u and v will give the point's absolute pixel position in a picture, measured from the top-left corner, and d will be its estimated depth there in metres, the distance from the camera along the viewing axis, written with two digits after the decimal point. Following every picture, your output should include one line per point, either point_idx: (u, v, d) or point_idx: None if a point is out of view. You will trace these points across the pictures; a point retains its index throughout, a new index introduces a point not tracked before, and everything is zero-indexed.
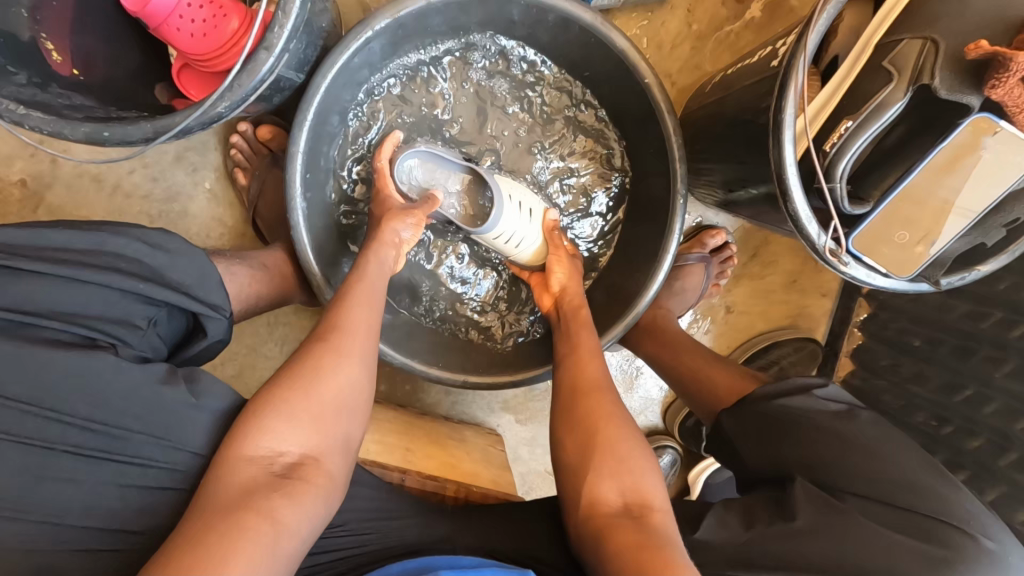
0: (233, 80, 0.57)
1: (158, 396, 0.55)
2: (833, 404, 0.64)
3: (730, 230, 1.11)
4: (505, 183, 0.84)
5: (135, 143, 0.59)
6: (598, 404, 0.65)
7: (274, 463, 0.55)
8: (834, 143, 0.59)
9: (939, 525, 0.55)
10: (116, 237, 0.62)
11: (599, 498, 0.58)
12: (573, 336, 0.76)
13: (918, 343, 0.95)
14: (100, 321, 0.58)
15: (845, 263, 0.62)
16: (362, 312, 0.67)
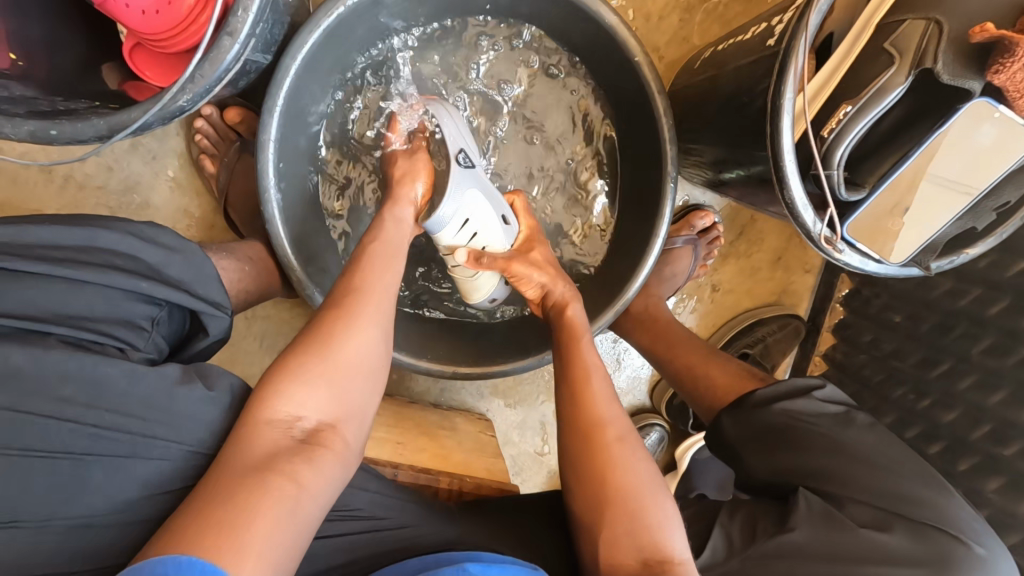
0: (194, 70, 0.53)
1: (174, 406, 0.49)
2: (830, 406, 0.69)
3: (717, 209, 1.10)
4: (472, 198, 0.73)
5: (88, 141, 0.55)
6: (606, 454, 0.61)
7: (293, 429, 0.52)
8: (832, 128, 0.57)
9: (933, 532, 0.58)
10: (107, 230, 0.54)
11: (617, 558, 0.57)
12: (563, 360, 0.70)
13: (900, 319, 0.98)
14: (102, 324, 0.52)
15: (839, 250, 0.61)
16: (378, 268, 0.64)
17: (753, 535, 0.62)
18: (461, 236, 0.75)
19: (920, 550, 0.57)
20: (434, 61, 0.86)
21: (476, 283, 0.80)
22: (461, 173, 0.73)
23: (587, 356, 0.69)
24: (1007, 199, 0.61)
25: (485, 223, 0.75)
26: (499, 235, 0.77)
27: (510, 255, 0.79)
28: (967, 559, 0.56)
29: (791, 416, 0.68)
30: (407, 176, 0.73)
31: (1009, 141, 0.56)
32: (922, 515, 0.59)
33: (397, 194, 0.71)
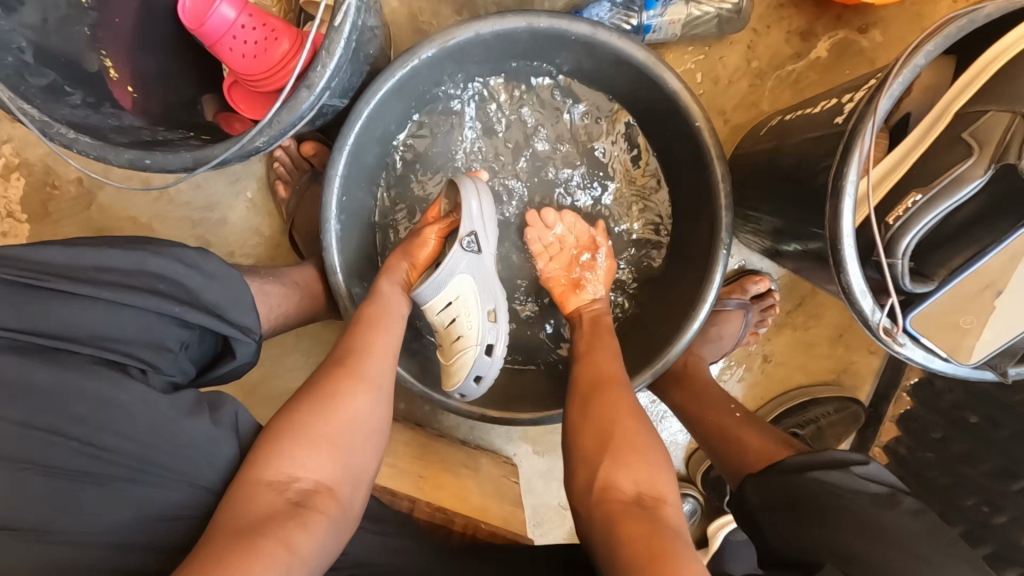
0: (273, 116, 0.58)
1: (184, 431, 0.52)
2: (873, 484, 0.66)
3: (775, 276, 1.05)
4: (460, 285, 0.76)
5: (175, 170, 0.61)
6: (621, 400, 0.65)
7: (289, 491, 0.54)
8: (899, 216, 0.54)
9: None
10: (151, 256, 0.57)
11: (613, 483, 0.58)
12: (590, 346, 0.75)
13: (976, 420, 0.89)
14: (134, 346, 0.54)
15: (900, 342, 0.57)
16: (384, 335, 0.68)
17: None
18: (443, 313, 0.77)
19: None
20: (496, 109, 0.88)
21: (450, 373, 0.80)
22: (458, 258, 0.75)
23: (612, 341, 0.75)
24: None
25: (467, 314, 0.77)
26: (479, 334, 0.77)
27: (483, 360, 0.78)
28: None
29: (827, 487, 0.66)
30: (415, 245, 0.78)
31: None
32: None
33: (390, 262, 0.78)
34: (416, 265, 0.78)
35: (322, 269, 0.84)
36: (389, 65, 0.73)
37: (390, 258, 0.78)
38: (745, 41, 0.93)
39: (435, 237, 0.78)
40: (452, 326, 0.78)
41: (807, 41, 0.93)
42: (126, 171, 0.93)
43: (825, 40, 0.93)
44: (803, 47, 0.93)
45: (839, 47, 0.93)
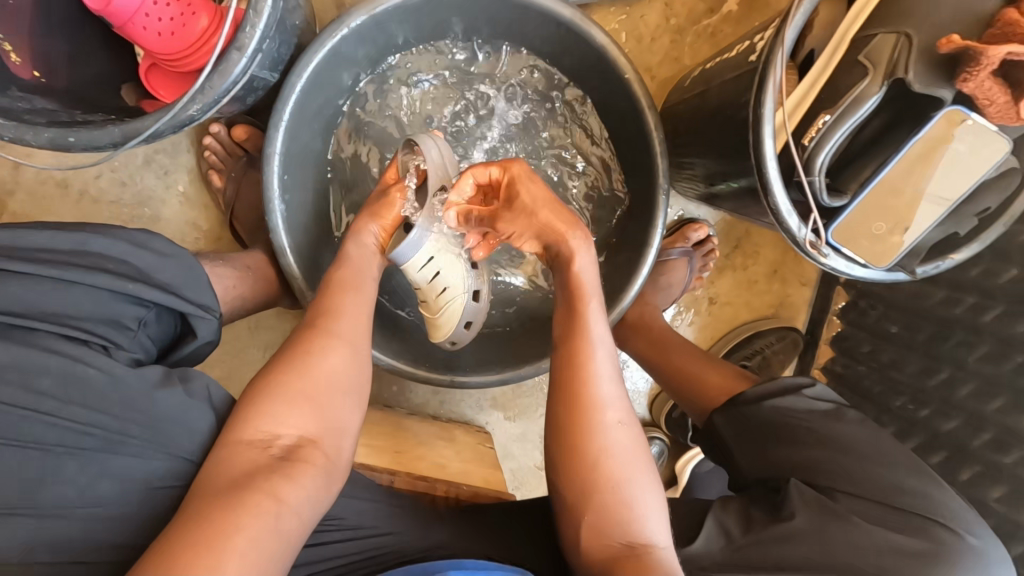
0: (204, 81, 0.56)
1: (155, 403, 0.52)
2: (820, 403, 0.72)
3: (712, 222, 1.12)
4: (437, 241, 0.76)
5: (103, 147, 0.58)
6: (600, 434, 0.61)
7: (273, 446, 0.54)
8: (812, 137, 0.60)
9: (928, 522, 0.60)
10: (98, 237, 0.57)
11: (603, 538, 0.60)
12: (566, 322, 0.66)
13: (897, 329, 0.99)
14: (90, 324, 0.54)
15: (823, 254, 0.63)
16: (355, 294, 0.68)
17: (750, 526, 0.64)
18: (426, 270, 0.77)
19: (914, 544, 0.58)
20: (428, 85, 0.90)
21: (442, 326, 0.83)
22: (431, 214, 0.74)
23: (596, 327, 0.66)
24: (987, 205, 0.64)
25: (449, 267, 0.78)
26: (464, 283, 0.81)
27: (472, 306, 0.83)
28: (959, 547, 0.58)
29: (781, 410, 0.71)
30: (381, 208, 0.75)
31: (981, 148, 0.58)
32: (913, 505, 0.61)
33: (357, 225, 0.75)
34: (385, 225, 0.75)
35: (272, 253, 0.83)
36: (318, 34, 0.72)
37: (357, 220, 0.75)
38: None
39: (402, 197, 0.75)
40: (436, 281, 0.78)
41: None
42: (38, 174, 0.87)
43: None
44: (715, 2, 0.98)
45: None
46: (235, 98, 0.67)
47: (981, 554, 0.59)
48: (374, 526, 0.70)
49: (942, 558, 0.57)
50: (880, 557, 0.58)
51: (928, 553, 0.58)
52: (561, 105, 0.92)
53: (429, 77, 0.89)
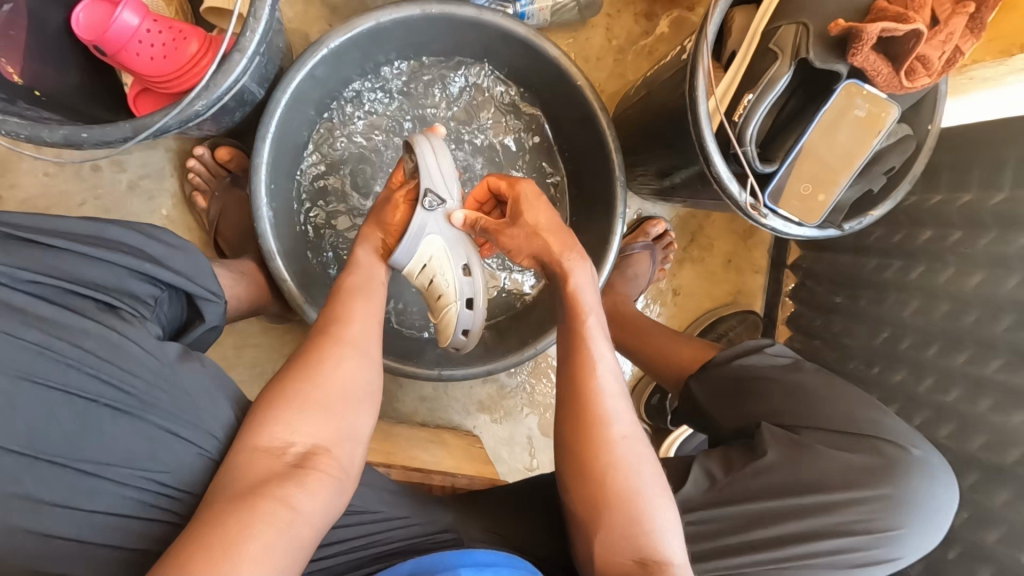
0: (210, 80, 0.62)
1: (180, 371, 0.56)
2: (779, 358, 0.76)
3: (668, 219, 1.22)
4: (430, 246, 0.79)
5: (113, 143, 0.63)
6: (608, 451, 0.65)
7: (286, 455, 0.56)
8: (741, 113, 0.70)
9: (878, 442, 0.68)
10: (114, 226, 0.60)
11: (609, 540, 0.62)
12: (570, 342, 0.72)
13: (841, 300, 1.09)
14: (114, 296, 0.56)
15: (764, 215, 0.72)
16: (363, 301, 0.71)
17: (729, 468, 0.69)
18: (416, 267, 0.82)
19: (868, 462, 0.66)
20: (391, 106, 0.98)
21: (444, 329, 0.88)
22: (423, 219, 0.77)
23: (598, 348, 0.71)
24: (893, 163, 0.75)
25: (442, 275, 0.82)
26: (452, 286, 0.82)
27: (466, 314, 0.85)
28: (906, 459, 0.67)
29: (750, 370, 0.75)
30: (384, 214, 0.80)
31: (879, 113, 0.69)
32: (865, 430, 0.69)
33: (365, 233, 0.80)
34: (390, 232, 0.80)
35: (261, 261, 0.86)
36: (299, 56, 0.79)
37: (365, 229, 0.81)
38: (603, 24, 1.11)
39: (403, 204, 0.79)
40: (424, 277, 0.83)
41: (651, 20, 1.12)
42: (21, 205, 0.89)
43: (665, 18, 1.12)
44: (649, 25, 1.12)
45: (677, 22, 1.12)
46: (228, 110, 0.73)
47: (925, 463, 0.67)
48: (376, 512, 0.70)
49: (891, 470, 0.66)
50: (840, 476, 0.66)
51: (880, 468, 0.66)
52: (516, 120, 1.02)
53: (392, 98, 0.98)
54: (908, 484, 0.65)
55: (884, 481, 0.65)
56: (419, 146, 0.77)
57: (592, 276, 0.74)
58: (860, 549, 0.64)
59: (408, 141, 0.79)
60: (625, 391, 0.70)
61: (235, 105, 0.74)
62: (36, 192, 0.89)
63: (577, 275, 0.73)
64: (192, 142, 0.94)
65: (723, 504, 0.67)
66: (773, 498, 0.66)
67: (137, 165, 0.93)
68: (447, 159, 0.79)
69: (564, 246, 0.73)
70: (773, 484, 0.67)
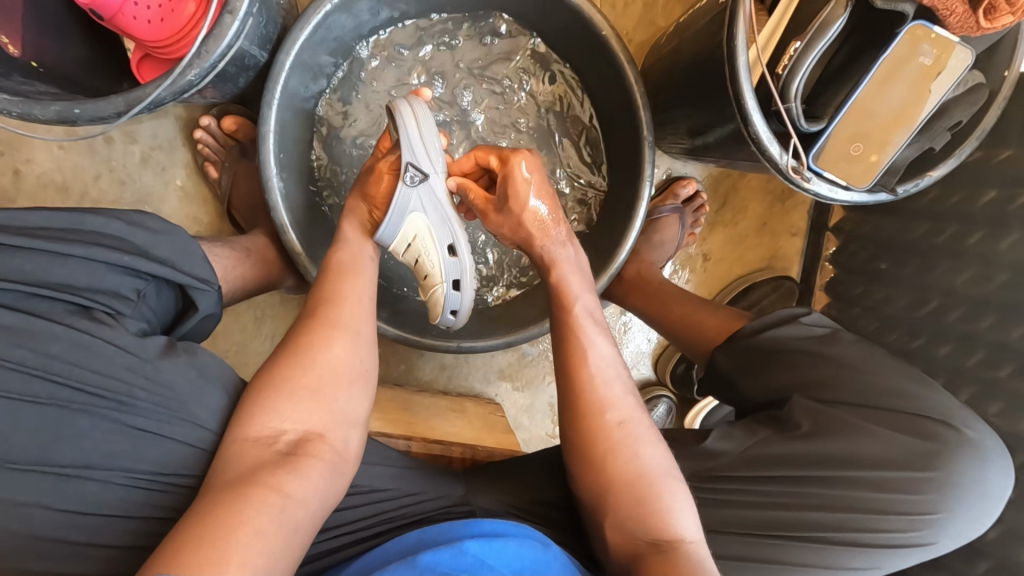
0: (200, 47, 0.59)
1: (160, 376, 0.52)
2: (817, 328, 0.70)
3: (699, 179, 1.14)
4: (414, 224, 0.76)
5: (107, 118, 0.62)
6: (614, 433, 0.63)
7: (278, 443, 0.55)
8: (786, 65, 0.62)
9: (925, 421, 0.62)
10: (95, 215, 0.57)
11: (624, 527, 0.60)
12: (558, 334, 0.70)
13: (886, 267, 1.01)
14: (89, 294, 0.53)
15: (806, 179, 0.66)
16: (351, 282, 0.70)
17: (754, 432, 0.65)
18: (401, 242, 0.78)
19: (917, 443, 0.61)
20: (404, 63, 0.92)
21: (431, 310, 0.84)
22: (406, 195, 0.73)
23: (590, 336, 0.68)
24: (960, 118, 0.66)
25: (427, 257, 0.78)
26: (439, 266, 0.78)
27: (453, 296, 0.80)
28: (957, 440, 0.61)
29: (780, 342, 0.69)
30: (367, 186, 0.77)
31: (947, 59, 0.61)
32: (922, 412, 0.62)
33: (351, 205, 0.79)
34: (374, 203, 0.77)
35: (272, 235, 0.85)
36: (302, 12, 0.74)
37: (350, 201, 0.79)
38: None
39: (387, 172, 0.75)
40: (408, 252, 0.79)
41: None
42: (39, 178, 0.88)
43: None
44: None
45: None
46: (228, 77, 0.71)
47: (978, 446, 0.61)
48: (386, 490, 0.70)
49: (940, 451, 0.61)
50: (883, 454, 0.61)
51: (930, 451, 0.60)
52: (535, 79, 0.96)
53: (406, 56, 0.92)
54: (958, 468, 0.60)
55: (930, 465, 0.60)
56: (398, 108, 0.73)
57: (578, 265, 0.74)
58: (892, 529, 0.60)
59: (388, 103, 0.75)
60: (623, 370, 0.68)
61: (234, 70, 0.71)
62: (53, 165, 0.88)
63: (562, 264, 0.73)
64: (200, 111, 0.92)
65: (751, 475, 0.63)
66: (805, 470, 0.62)
67: (149, 137, 0.91)
68: (429, 123, 0.74)
69: (553, 223, 0.73)
70: (808, 454, 0.62)
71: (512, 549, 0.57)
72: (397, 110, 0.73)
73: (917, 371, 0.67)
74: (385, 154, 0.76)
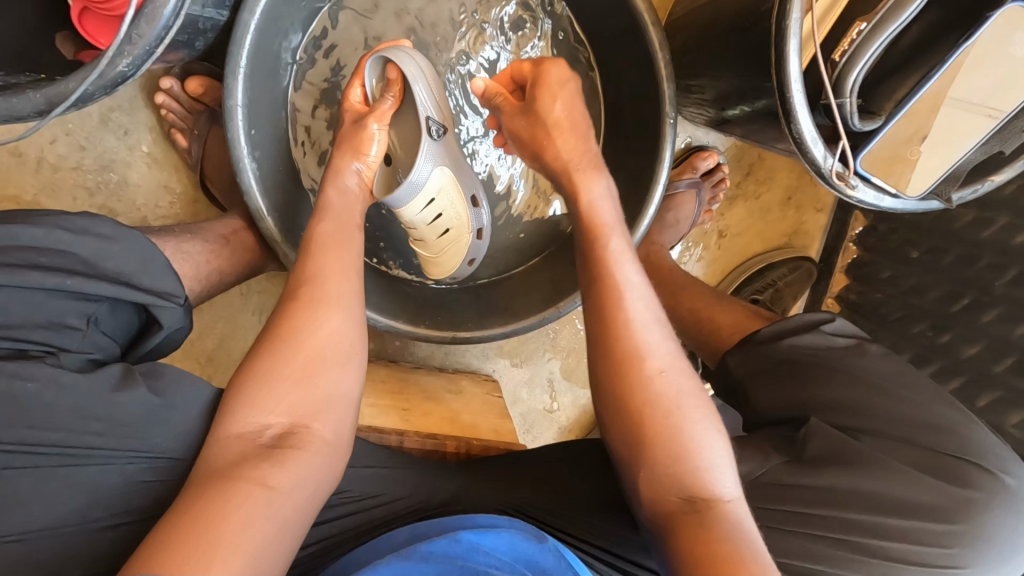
0: (130, 29, 0.51)
1: (115, 413, 0.49)
2: (840, 338, 0.66)
3: (722, 149, 1.05)
4: (438, 177, 0.72)
5: (26, 117, 0.53)
6: (648, 388, 0.55)
7: (261, 437, 0.51)
8: (844, 50, 0.53)
9: (964, 464, 0.58)
10: (28, 226, 0.51)
11: (659, 494, 0.52)
12: (597, 270, 0.60)
13: (918, 254, 0.94)
14: (23, 330, 0.50)
15: (852, 186, 0.58)
16: (332, 254, 0.61)
17: (768, 458, 0.61)
18: (420, 200, 0.73)
19: (950, 488, 0.57)
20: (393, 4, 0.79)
21: (445, 262, 0.80)
22: (433, 142, 0.72)
23: (627, 273, 0.60)
24: None
25: (450, 206, 0.75)
26: (457, 216, 0.76)
27: (475, 244, 0.79)
28: (994, 485, 0.57)
29: (802, 353, 0.65)
30: (358, 140, 0.69)
31: None
32: (954, 448, 0.59)
33: (337, 165, 0.69)
34: (367, 162, 0.70)
35: (251, 217, 0.78)
36: None
37: (336, 159, 0.70)
38: None
39: (376, 125, 0.70)
40: (424, 210, 0.74)
41: None
42: None
43: None
44: None
45: None
46: (180, 42, 0.62)
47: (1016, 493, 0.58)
48: (375, 498, 0.68)
49: (980, 499, 0.56)
50: (910, 497, 0.57)
51: (961, 498, 0.56)
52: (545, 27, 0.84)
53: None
54: (994, 519, 0.56)
55: (967, 517, 0.56)
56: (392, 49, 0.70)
57: (611, 195, 0.65)
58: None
59: (384, 50, 0.70)
60: (664, 319, 0.59)
61: (187, 37, 0.62)
62: (1, 127, 0.78)
63: (588, 183, 0.63)
64: (163, 68, 0.82)
65: (764, 505, 0.59)
66: (822, 506, 0.58)
67: (107, 95, 0.82)
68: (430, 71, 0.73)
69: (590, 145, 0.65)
70: (828, 491, 0.58)
71: (506, 538, 0.50)
72: (397, 62, 0.70)
73: (945, 393, 0.63)
74: (373, 113, 0.70)
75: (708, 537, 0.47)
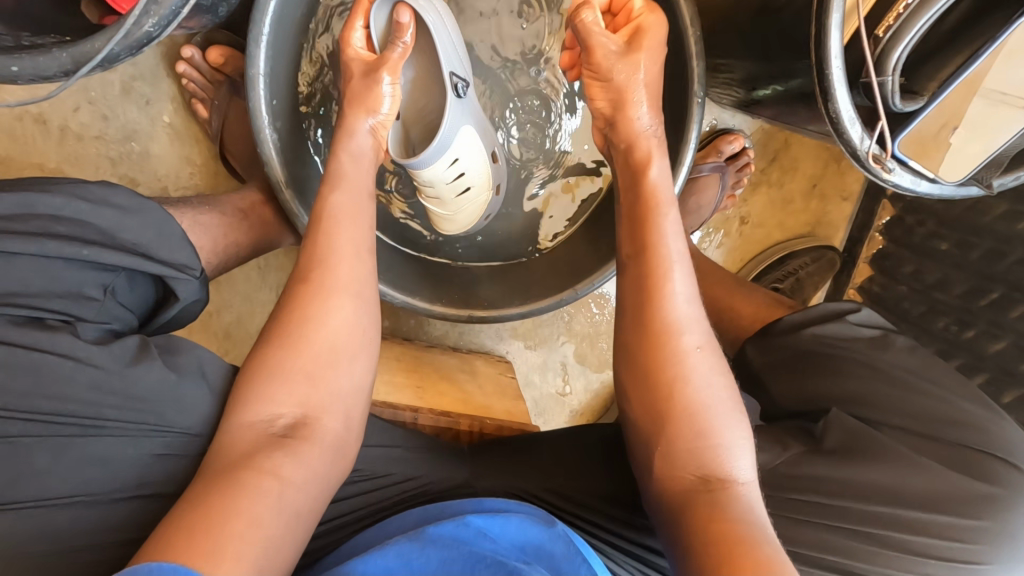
0: None
1: (133, 382, 0.49)
2: (866, 330, 0.64)
3: (748, 133, 1.02)
4: (460, 140, 0.74)
5: (53, 77, 0.53)
6: (677, 363, 0.55)
7: (273, 426, 0.51)
8: (889, 26, 0.51)
9: (988, 458, 0.56)
10: (48, 195, 0.52)
11: (674, 471, 0.52)
12: (641, 236, 0.60)
13: (946, 247, 0.91)
14: (41, 299, 0.50)
15: (889, 169, 0.56)
16: (347, 234, 0.60)
17: (785, 448, 0.61)
18: (447, 169, 0.75)
19: (974, 484, 0.55)
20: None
21: (456, 220, 0.82)
22: (456, 104, 0.73)
23: (673, 244, 0.59)
24: None
25: (473, 167, 0.77)
26: (478, 173, 0.78)
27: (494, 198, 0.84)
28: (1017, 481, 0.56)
29: (825, 343, 0.63)
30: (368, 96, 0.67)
31: None
32: (978, 442, 0.57)
33: (348, 123, 0.67)
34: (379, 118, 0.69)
35: (269, 191, 0.78)
36: None
37: (346, 117, 0.68)
38: None
39: (388, 82, 0.68)
40: (451, 169, 0.75)
41: None
42: (12, 110, 0.79)
43: None
44: None
45: None
46: (202, 8, 0.61)
47: None
48: (388, 475, 0.68)
49: (1003, 494, 0.55)
50: (930, 489, 0.56)
51: (986, 492, 0.55)
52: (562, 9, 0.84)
53: None
54: (1016, 516, 0.55)
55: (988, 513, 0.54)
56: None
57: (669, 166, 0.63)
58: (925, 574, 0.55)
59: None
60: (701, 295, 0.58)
61: (211, 2, 0.61)
62: (24, 94, 0.78)
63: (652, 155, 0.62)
64: (184, 38, 0.82)
65: (778, 497, 0.59)
66: (838, 499, 0.57)
67: (128, 64, 0.82)
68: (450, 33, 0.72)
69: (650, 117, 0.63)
70: (847, 484, 0.57)
71: (515, 524, 0.51)
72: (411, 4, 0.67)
73: (971, 386, 0.61)
74: (383, 63, 0.68)
75: (719, 517, 0.47)
